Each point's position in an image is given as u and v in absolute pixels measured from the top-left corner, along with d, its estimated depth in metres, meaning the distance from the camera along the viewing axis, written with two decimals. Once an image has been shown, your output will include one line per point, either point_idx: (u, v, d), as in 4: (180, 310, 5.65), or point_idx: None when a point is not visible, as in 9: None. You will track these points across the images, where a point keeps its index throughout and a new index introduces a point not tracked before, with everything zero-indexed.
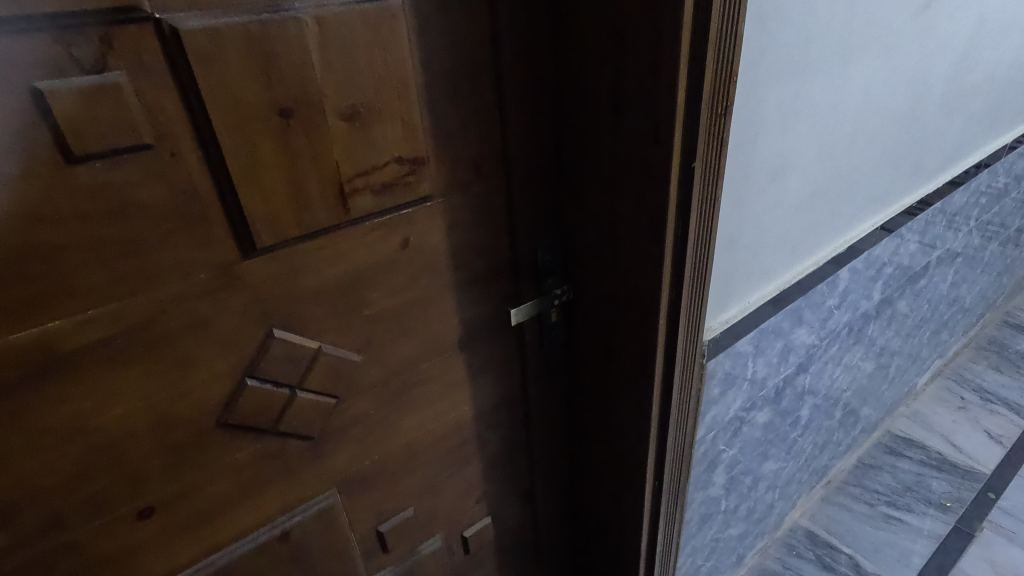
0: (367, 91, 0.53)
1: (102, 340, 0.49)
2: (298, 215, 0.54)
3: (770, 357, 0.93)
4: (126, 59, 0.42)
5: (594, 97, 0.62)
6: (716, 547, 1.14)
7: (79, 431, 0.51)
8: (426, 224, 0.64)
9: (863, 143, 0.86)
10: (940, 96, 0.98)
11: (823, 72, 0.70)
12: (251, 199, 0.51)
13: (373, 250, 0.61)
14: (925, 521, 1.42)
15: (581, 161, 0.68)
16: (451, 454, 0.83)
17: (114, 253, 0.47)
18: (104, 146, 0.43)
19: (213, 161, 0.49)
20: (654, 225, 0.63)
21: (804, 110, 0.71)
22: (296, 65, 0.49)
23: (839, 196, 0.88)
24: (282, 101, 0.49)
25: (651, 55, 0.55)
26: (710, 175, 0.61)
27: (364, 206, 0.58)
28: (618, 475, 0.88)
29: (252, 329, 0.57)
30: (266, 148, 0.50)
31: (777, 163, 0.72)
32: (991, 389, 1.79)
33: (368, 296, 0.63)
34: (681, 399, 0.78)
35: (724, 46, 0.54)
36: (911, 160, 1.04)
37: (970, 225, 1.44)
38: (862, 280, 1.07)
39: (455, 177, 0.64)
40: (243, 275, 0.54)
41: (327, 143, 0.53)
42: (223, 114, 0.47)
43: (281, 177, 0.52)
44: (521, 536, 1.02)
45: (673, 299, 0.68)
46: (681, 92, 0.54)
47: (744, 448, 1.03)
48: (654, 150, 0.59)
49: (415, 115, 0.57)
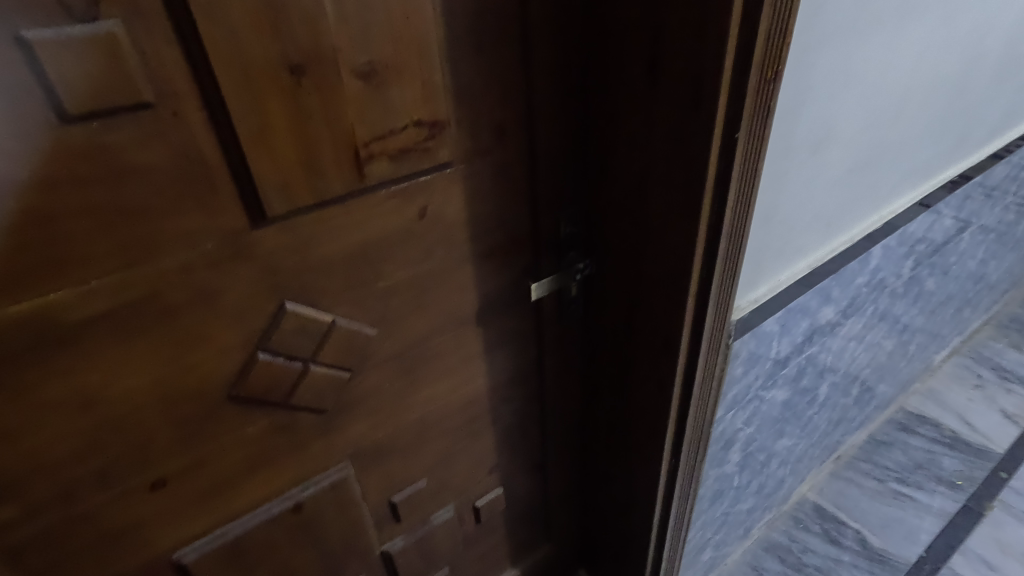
0: (385, 46, 0.49)
1: (106, 312, 0.47)
2: (311, 183, 0.51)
3: (795, 337, 0.89)
4: (120, 6, 0.38)
5: (630, 56, 0.57)
6: (726, 521, 1.14)
7: (87, 404, 0.49)
8: (444, 193, 0.60)
9: (909, 113, 0.81)
10: (995, 61, 0.91)
11: (879, 33, 0.64)
12: (261, 165, 0.48)
13: (389, 219, 0.58)
14: (934, 498, 1.41)
15: (609, 127, 0.63)
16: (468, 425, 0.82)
17: (116, 221, 0.44)
18: (100, 105, 0.39)
19: (220, 121, 0.45)
20: (690, 198, 0.58)
21: (856, 75, 0.65)
22: (308, 17, 0.44)
23: (880, 170, 0.83)
24: (293, 57, 0.45)
25: (699, 11, 0.49)
26: (753, 146, 0.56)
27: (380, 172, 0.54)
28: (634, 453, 0.87)
29: (262, 301, 0.54)
30: (276, 108, 0.46)
31: (821, 133, 0.67)
32: (1009, 367, 1.75)
33: (383, 267, 0.60)
34: (704, 378, 0.76)
35: (782, 2, 0.48)
36: (956, 131, 0.98)
37: (1006, 200, 1.38)
38: (894, 257, 1.02)
39: (476, 141, 0.60)
40: (252, 245, 0.51)
41: (341, 104, 0.49)
42: (230, 71, 0.43)
43: (292, 141, 0.48)
44: (532, 506, 1.02)
45: (703, 277, 0.64)
46: (730, 55, 0.49)
47: (760, 427, 1.01)
48: (694, 117, 0.54)
49: (434, 74, 0.53)
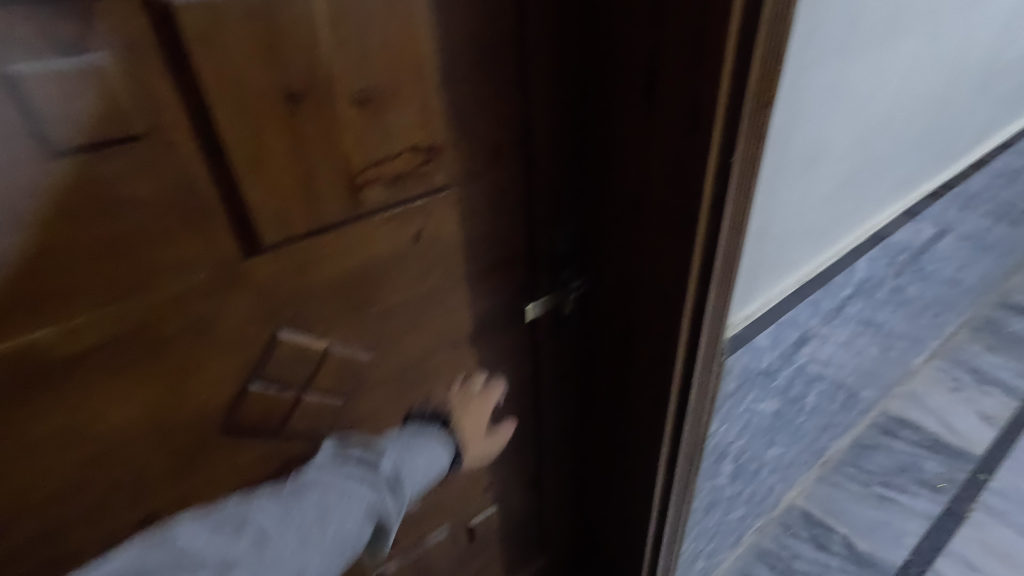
0: (382, 71, 0.48)
1: (97, 346, 0.45)
2: (307, 210, 0.50)
3: (785, 349, 0.91)
4: (111, 36, 0.37)
5: (625, 79, 0.57)
6: (718, 530, 1.15)
7: (75, 441, 0.47)
8: (440, 216, 0.60)
9: (894, 130, 0.83)
10: (973, 78, 0.94)
11: (867, 55, 0.66)
12: (257, 195, 0.47)
13: (385, 244, 0.57)
14: (918, 501, 1.44)
15: (605, 148, 0.63)
16: (494, 388, 0.72)
17: (107, 254, 0.42)
18: (89, 138, 0.38)
19: (213, 151, 0.44)
20: (686, 219, 0.59)
21: (845, 95, 0.67)
22: (305, 45, 0.43)
23: (866, 185, 0.85)
24: (290, 85, 0.44)
25: (697, 38, 0.49)
26: (748, 168, 0.56)
27: (376, 198, 0.54)
28: (629, 468, 0.87)
29: (257, 330, 0.53)
30: (271, 137, 0.45)
31: (812, 152, 0.68)
32: (986, 369, 1.79)
33: (379, 292, 0.59)
34: (699, 394, 0.76)
35: (776, 31, 0.49)
36: (937, 145, 1.00)
37: (981, 208, 1.42)
38: (878, 267, 1.04)
39: (472, 164, 0.59)
40: (247, 274, 0.50)
41: (338, 131, 0.48)
42: (224, 100, 0.42)
43: (288, 169, 0.47)
44: (526, 522, 1.01)
45: (699, 296, 0.65)
46: (725, 81, 0.50)
47: (752, 437, 1.02)
48: (691, 140, 0.54)
49: (431, 99, 0.52)
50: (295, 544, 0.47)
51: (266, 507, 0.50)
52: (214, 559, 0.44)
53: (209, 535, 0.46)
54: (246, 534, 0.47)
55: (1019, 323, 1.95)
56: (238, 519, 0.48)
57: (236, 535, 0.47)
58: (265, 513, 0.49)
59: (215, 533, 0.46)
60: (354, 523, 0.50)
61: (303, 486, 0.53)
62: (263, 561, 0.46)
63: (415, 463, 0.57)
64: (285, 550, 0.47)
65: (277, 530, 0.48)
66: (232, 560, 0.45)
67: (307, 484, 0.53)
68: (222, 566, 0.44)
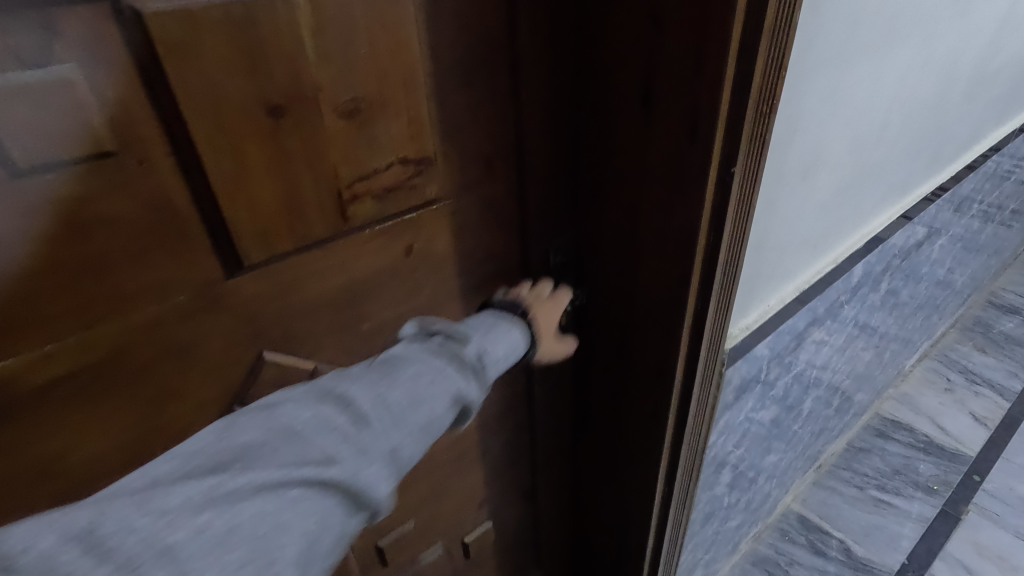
0: (369, 81, 0.46)
1: (68, 374, 0.42)
2: (291, 228, 0.47)
3: (782, 358, 0.90)
4: (77, 48, 0.34)
5: (622, 87, 0.55)
6: (716, 539, 1.14)
7: (46, 474, 0.44)
8: (431, 229, 0.58)
9: (890, 136, 0.82)
10: (966, 82, 0.93)
11: (864, 62, 0.65)
12: (238, 213, 0.44)
13: (374, 260, 0.55)
14: (913, 504, 1.44)
15: (600, 157, 0.61)
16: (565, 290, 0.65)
17: (79, 277, 0.40)
18: (56, 156, 0.35)
19: (190, 167, 0.41)
20: (686, 231, 0.57)
21: (843, 103, 0.65)
22: (287, 55, 0.41)
23: (863, 191, 0.84)
24: (272, 98, 0.42)
25: (696, 46, 0.48)
26: (749, 179, 0.55)
27: (365, 213, 0.51)
28: (627, 481, 0.85)
29: (240, 352, 0.50)
30: (253, 152, 0.43)
31: (811, 160, 0.67)
32: (976, 370, 1.80)
33: (368, 309, 0.57)
34: (698, 407, 0.74)
35: (778, 39, 0.47)
36: (930, 150, 1.00)
37: (971, 210, 1.42)
38: (873, 273, 1.04)
39: (464, 176, 0.57)
40: (229, 295, 0.47)
41: (323, 145, 0.46)
42: (202, 115, 0.40)
43: (271, 185, 0.45)
44: (522, 536, 0.99)
45: (698, 309, 0.63)
46: (725, 90, 0.48)
47: (749, 446, 1.01)
48: (689, 150, 0.53)
49: (421, 109, 0.50)
50: (392, 427, 0.42)
51: (361, 381, 0.43)
52: (317, 452, 0.38)
53: (310, 414, 0.40)
54: (341, 414, 0.41)
55: (1008, 323, 1.96)
56: (334, 396, 0.42)
57: (334, 414, 0.40)
58: (362, 389, 0.42)
59: (314, 412, 0.40)
60: (444, 410, 0.45)
61: (395, 360, 0.46)
62: (360, 450, 0.40)
63: (495, 346, 0.51)
64: (382, 434, 0.41)
65: (374, 410, 0.42)
66: (335, 452, 0.39)
67: (398, 358, 0.46)
68: (327, 459, 0.38)
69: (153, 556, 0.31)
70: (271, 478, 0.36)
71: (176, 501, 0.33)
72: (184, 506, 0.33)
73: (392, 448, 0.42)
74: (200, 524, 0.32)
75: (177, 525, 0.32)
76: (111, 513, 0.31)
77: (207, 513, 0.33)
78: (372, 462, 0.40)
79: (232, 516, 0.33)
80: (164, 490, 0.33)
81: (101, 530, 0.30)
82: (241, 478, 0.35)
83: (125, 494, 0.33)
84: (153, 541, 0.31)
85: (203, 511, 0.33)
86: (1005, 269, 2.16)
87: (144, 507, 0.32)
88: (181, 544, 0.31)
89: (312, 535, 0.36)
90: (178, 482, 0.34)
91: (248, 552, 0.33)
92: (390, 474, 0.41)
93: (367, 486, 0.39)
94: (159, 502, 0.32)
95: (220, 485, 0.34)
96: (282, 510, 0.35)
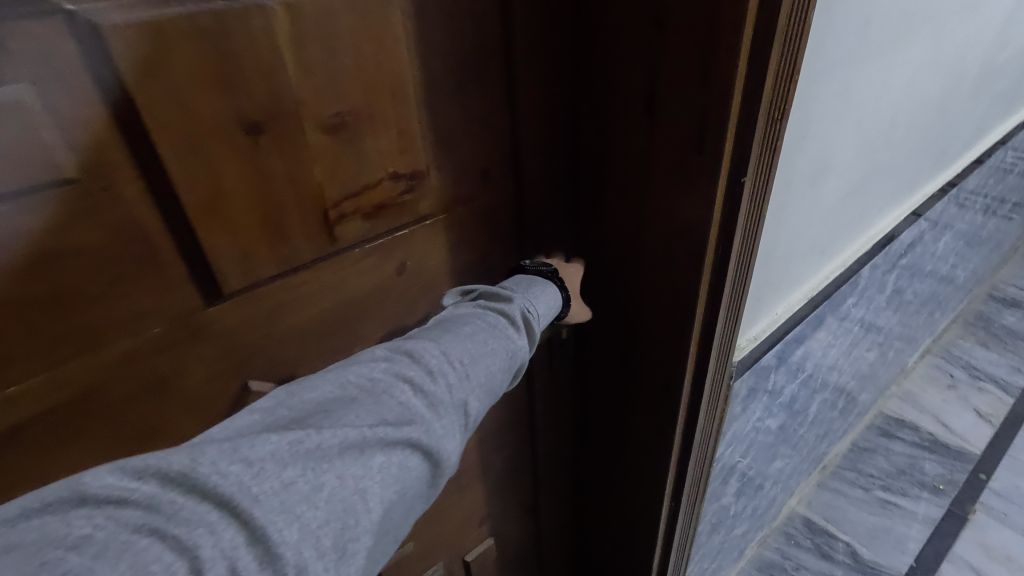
0: (355, 94, 0.43)
1: (35, 418, 0.39)
2: (274, 252, 0.44)
3: (789, 365, 0.88)
4: (30, 66, 0.31)
5: (624, 92, 0.52)
6: (723, 547, 1.12)
7: None
8: (424, 246, 0.55)
9: (898, 136, 0.79)
10: (973, 77, 0.91)
11: (875, 62, 0.62)
12: (214, 237, 0.41)
13: (366, 280, 0.52)
14: (920, 505, 1.42)
15: (601, 167, 0.58)
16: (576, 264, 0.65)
17: (40, 315, 0.36)
18: (10, 185, 0.32)
19: (161, 191, 0.38)
20: (693, 244, 0.54)
21: (853, 105, 0.63)
22: (264, 68, 0.38)
23: (871, 193, 0.82)
24: (249, 114, 0.39)
25: (703, 50, 0.45)
26: (759, 188, 0.52)
27: (353, 232, 0.48)
28: (632, 496, 0.83)
29: (223, 383, 0.47)
30: (231, 174, 0.40)
31: (821, 165, 0.64)
32: (979, 365, 1.78)
33: (360, 331, 0.54)
34: (706, 421, 0.72)
35: (791, 42, 0.44)
36: (937, 147, 0.97)
37: (974, 206, 1.40)
38: (879, 274, 1.01)
39: (458, 190, 0.54)
40: (209, 324, 0.44)
41: (307, 162, 0.43)
42: (172, 135, 0.37)
43: (251, 207, 0.42)
44: (524, 551, 0.97)
45: (706, 324, 0.60)
46: (736, 98, 0.45)
47: (755, 454, 0.98)
48: (697, 160, 0.50)
49: (411, 121, 0.47)
50: (456, 383, 0.44)
51: (425, 340, 0.46)
52: (390, 409, 0.41)
53: (380, 372, 0.43)
54: (411, 370, 0.43)
55: (1009, 316, 1.94)
56: (402, 355, 0.45)
57: (405, 369, 0.43)
58: (427, 347, 0.45)
59: (387, 370, 0.43)
60: (500, 370, 0.47)
61: (449, 322, 0.49)
62: (429, 407, 0.42)
63: (538, 307, 0.53)
64: (447, 390, 0.44)
65: (439, 366, 0.44)
66: (408, 409, 0.41)
67: (451, 322, 0.49)
68: (400, 417, 0.41)
69: (245, 504, 0.33)
70: (352, 435, 0.38)
71: (264, 452, 0.35)
72: (272, 457, 0.35)
73: (458, 401, 0.44)
74: (287, 477, 0.35)
75: (266, 477, 0.34)
76: (205, 458, 0.33)
77: (294, 467, 0.35)
78: (440, 418, 0.43)
79: (316, 473, 0.36)
80: (253, 441, 0.35)
81: (198, 473, 0.32)
82: (323, 433, 0.37)
83: (216, 442, 0.35)
84: (244, 492, 0.33)
85: (289, 465, 0.35)
86: (1006, 262, 2.13)
87: (235, 455, 0.34)
88: (269, 497, 0.33)
89: (386, 495, 0.39)
90: (264, 434, 0.36)
91: (329, 510, 0.35)
92: (456, 430, 0.44)
93: (437, 444, 0.42)
94: (248, 453, 0.34)
95: (305, 440, 0.37)
96: (361, 469, 0.38)
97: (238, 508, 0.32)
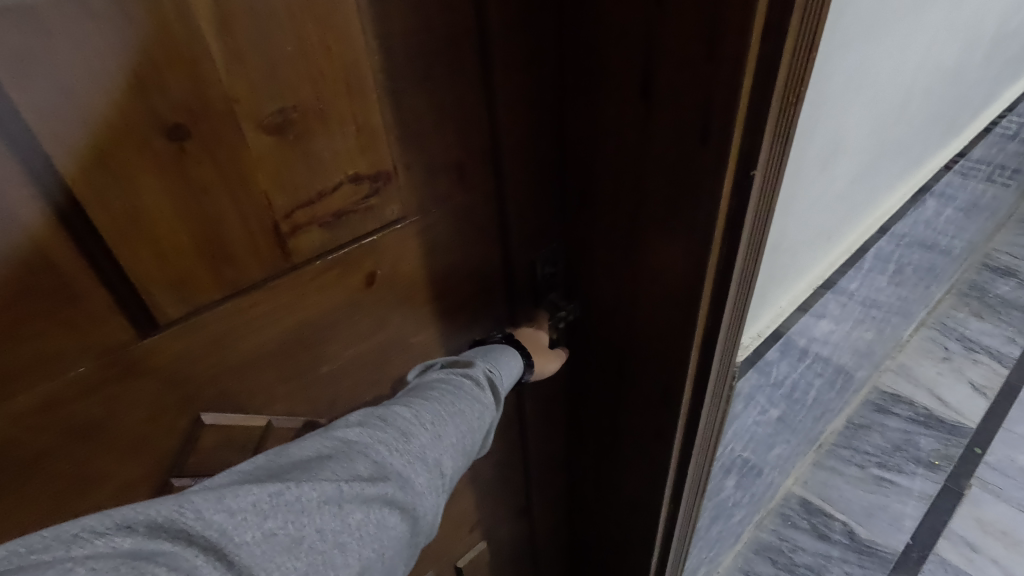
0: (301, 86, 0.37)
1: None
2: (215, 275, 0.38)
3: (791, 356, 0.84)
4: None
5: (615, 76, 0.46)
6: (721, 535, 1.10)
7: None
8: (395, 253, 0.49)
9: (910, 112, 0.75)
10: (987, 43, 0.85)
11: (890, 35, 0.57)
12: (141, 266, 0.35)
13: (329, 296, 0.46)
14: (915, 481, 1.41)
15: (591, 158, 0.52)
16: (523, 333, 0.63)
17: None
18: None
19: (66, 213, 0.32)
20: (696, 245, 0.48)
21: (866, 83, 0.58)
22: (185, 59, 0.32)
23: (878, 175, 0.78)
24: (169, 116, 0.32)
25: (709, 27, 0.38)
26: (769, 183, 0.46)
27: (311, 244, 0.42)
28: (628, 498, 0.79)
29: (171, 420, 0.42)
30: (154, 189, 0.34)
31: (831, 148, 0.60)
32: (974, 337, 1.75)
33: (327, 350, 0.48)
34: (707, 424, 0.68)
35: (811, 15, 0.38)
36: (946, 119, 0.92)
37: (975, 176, 1.34)
38: (881, 256, 0.97)
39: (432, 189, 0.48)
40: (148, 359, 0.38)
41: (248, 168, 0.37)
42: (74, 146, 0.30)
43: (183, 225, 0.36)
44: (518, 551, 0.94)
45: (710, 328, 0.55)
46: (747, 82, 0.39)
47: (753, 443, 0.95)
48: (700, 153, 0.44)
49: (372, 115, 0.41)
50: (430, 443, 0.40)
51: (396, 404, 0.41)
52: (365, 466, 0.36)
53: (359, 428, 0.38)
54: (384, 432, 0.38)
55: (1004, 285, 1.90)
56: (375, 418, 0.40)
57: (378, 432, 0.38)
58: (398, 410, 0.41)
59: (362, 431, 0.38)
60: (474, 433, 0.43)
61: (414, 391, 0.44)
62: (408, 464, 0.38)
63: (500, 370, 0.49)
64: (422, 450, 0.39)
65: (412, 427, 0.40)
66: (385, 466, 0.37)
67: (419, 388, 0.44)
68: (376, 474, 0.36)
69: (230, 547, 0.30)
70: (329, 490, 0.34)
71: (245, 502, 0.31)
72: (253, 509, 0.31)
73: (435, 462, 0.40)
74: (267, 529, 0.31)
75: (247, 527, 0.31)
76: (191, 504, 0.30)
77: (274, 518, 0.31)
78: (420, 476, 0.38)
79: (297, 525, 0.32)
80: (232, 491, 0.31)
81: (185, 519, 0.29)
82: (302, 486, 0.33)
83: (199, 491, 0.31)
84: (227, 536, 0.30)
85: (269, 517, 0.31)
86: (1000, 228, 2.08)
87: (218, 504, 0.30)
88: (251, 548, 0.30)
89: (367, 554, 0.35)
90: (245, 484, 0.32)
91: (308, 563, 0.32)
92: (434, 491, 0.39)
93: (416, 501, 0.38)
94: (229, 502, 0.31)
95: (284, 493, 0.32)
96: (340, 525, 0.33)
97: (224, 551, 0.30)
